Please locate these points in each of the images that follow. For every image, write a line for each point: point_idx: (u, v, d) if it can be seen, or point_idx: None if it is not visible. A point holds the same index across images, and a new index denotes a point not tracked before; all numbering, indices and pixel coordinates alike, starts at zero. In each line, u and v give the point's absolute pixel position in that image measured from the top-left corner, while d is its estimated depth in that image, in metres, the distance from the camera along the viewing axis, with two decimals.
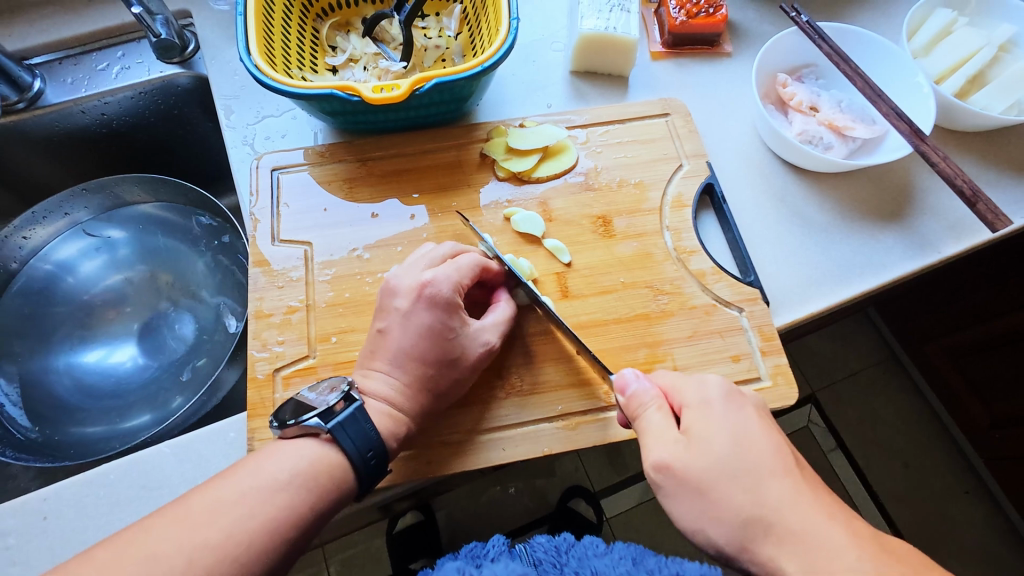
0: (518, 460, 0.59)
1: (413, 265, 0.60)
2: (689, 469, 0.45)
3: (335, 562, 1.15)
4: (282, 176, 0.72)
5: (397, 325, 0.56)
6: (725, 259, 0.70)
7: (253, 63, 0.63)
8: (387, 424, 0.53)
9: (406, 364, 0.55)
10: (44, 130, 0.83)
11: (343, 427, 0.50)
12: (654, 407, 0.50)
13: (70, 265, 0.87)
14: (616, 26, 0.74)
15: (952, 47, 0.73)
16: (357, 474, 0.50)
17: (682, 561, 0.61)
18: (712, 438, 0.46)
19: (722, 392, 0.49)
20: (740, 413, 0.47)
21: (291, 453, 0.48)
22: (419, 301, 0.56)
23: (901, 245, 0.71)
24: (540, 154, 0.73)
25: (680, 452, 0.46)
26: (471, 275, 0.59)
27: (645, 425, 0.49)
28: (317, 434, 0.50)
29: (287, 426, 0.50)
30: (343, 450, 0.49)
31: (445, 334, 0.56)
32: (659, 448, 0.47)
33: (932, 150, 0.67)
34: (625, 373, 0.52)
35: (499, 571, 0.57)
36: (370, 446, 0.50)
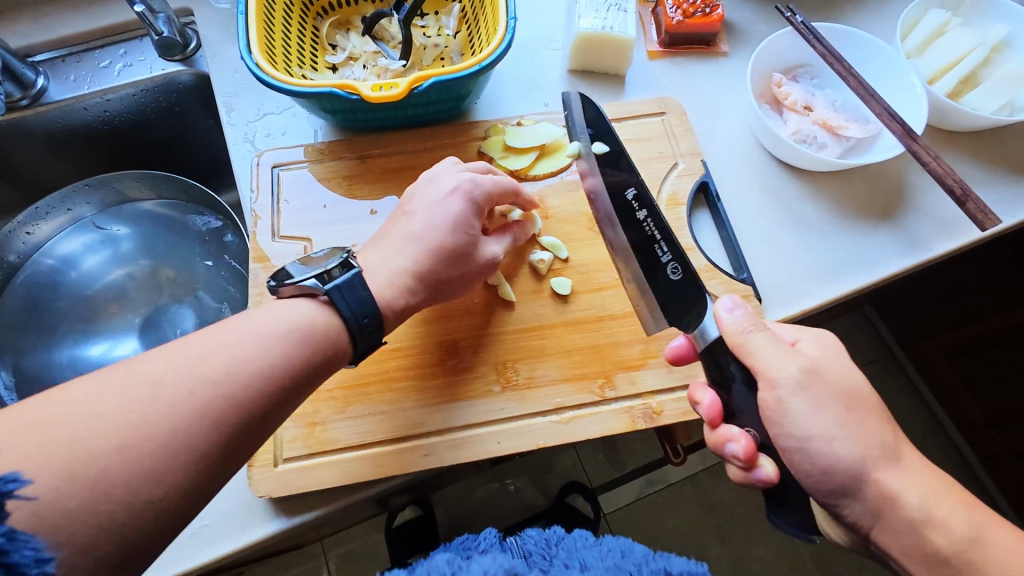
0: (513, 453, 0.60)
1: (443, 168, 0.62)
2: (818, 381, 0.48)
3: (334, 558, 1.16)
4: (282, 173, 0.73)
5: (426, 207, 0.59)
6: (719, 256, 0.71)
7: (254, 61, 0.64)
8: (388, 297, 0.55)
9: (422, 245, 0.57)
10: (47, 127, 0.84)
11: (342, 291, 0.51)
12: (766, 332, 0.52)
13: (73, 260, 0.88)
14: (613, 25, 0.75)
15: (946, 47, 0.74)
16: (351, 333, 0.51)
17: (668, 557, 0.63)
18: (835, 366, 0.50)
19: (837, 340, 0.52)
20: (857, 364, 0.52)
21: (289, 309, 0.50)
22: (455, 195, 0.59)
23: (892, 243, 0.72)
24: (538, 152, 0.74)
25: (806, 367, 0.49)
26: (503, 190, 0.62)
27: (758, 341, 0.51)
28: (313, 297, 0.51)
29: (283, 286, 0.51)
30: (340, 312, 0.51)
31: (466, 231, 0.58)
32: (787, 363, 0.49)
33: (923, 150, 0.68)
34: (724, 299, 0.54)
35: (487, 566, 0.57)
36: (366, 312, 0.52)
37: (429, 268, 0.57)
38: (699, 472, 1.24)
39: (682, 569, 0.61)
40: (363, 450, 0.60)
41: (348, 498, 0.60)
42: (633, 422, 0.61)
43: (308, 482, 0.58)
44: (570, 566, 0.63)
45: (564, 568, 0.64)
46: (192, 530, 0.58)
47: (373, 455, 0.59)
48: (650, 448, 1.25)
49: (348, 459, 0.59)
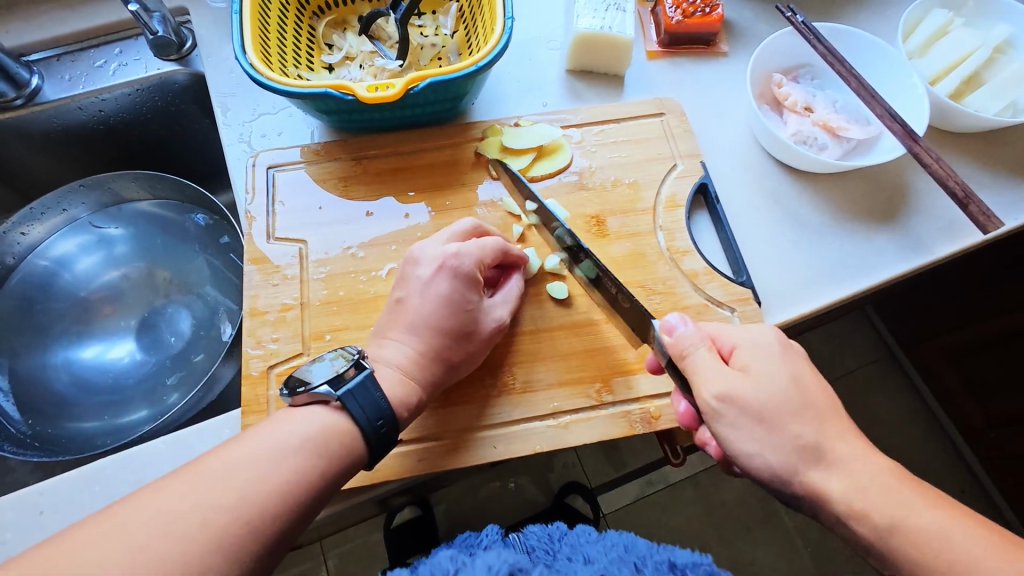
0: (508, 458, 0.59)
1: (425, 245, 0.61)
2: (751, 398, 0.47)
3: (333, 558, 1.16)
4: (277, 174, 0.73)
5: (417, 292, 0.58)
6: (718, 260, 0.71)
7: (249, 62, 0.64)
8: (402, 393, 0.54)
9: (424, 331, 0.56)
10: (41, 127, 0.83)
11: (354, 394, 0.50)
12: (704, 347, 0.51)
13: (67, 261, 0.88)
14: (611, 25, 0.75)
15: (948, 47, 0.73)
16: (367, 442, 0.50)
17: (673, 548, 0.64)
18: (772, 373, 0.48)
19: (778, 339, 0.50)
20: (799, 357, 0.50)
21: (300, 421, 0.49)
22: (441, 275, 0.58)
23: (893, 245, 0.71)
24: (535, 154, 0.73)
25: (739, 383, 0.48)
26: (494, 255, 0.61)
27: (696, 359, 0.50)
28: (327, 403, 0.50)
29: (297, 394, 0.50)
30: (354, 417, 0.50)
31: (462, 306, 0.58)
32: (721, 381, 0.48)
33: (925, 152, 0.67)
34: (671, 318, 0.54)
35: (492, 561, 0.58)
36: (379, 414, 0.51)
37: (435, 350, 0.56)
38: (698, 472, 1.24)
39: (688, 561, 0.62)
40: None
41: (348, 502, 0.60)
42: (630, 426, 0.60)
43: None
44: (574, 560, 0.63)
45: (567, 561, 0.64)
46: None
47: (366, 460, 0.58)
48: (649, 449, 1.24)
49: None
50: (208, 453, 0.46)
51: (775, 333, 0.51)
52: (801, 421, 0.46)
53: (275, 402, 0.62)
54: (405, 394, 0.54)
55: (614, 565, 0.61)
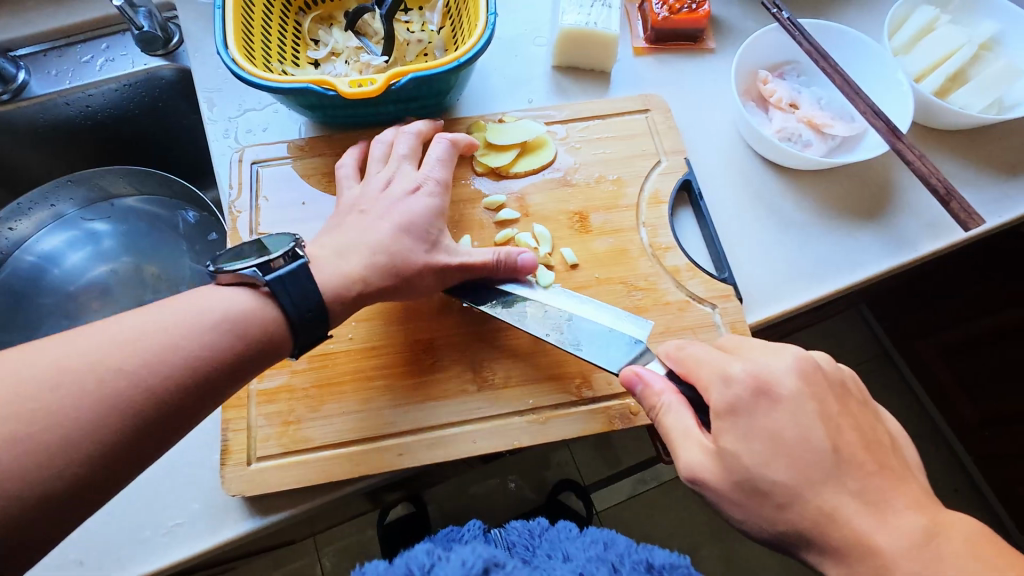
0: (486, 453, 0.59)
1: (399, 166, 0.64)
2: (714, 467, 0.45)
3: (328, 555, 1.17)
4: (261, 169, 0.73)
5: (383, 209, 0.60)
6: (701, 256, 0.71)
7: (230, 57, 0.64)
8: (337, 286, 0.54)
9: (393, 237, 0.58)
10: (29, 122, 0.84)
11: (283, 283, 0.49)
12: (669, 408, 0.50)
13: (55, 257, 0.88)
14: (597, 21, 0.75)
15: (934, 44, 0.73)
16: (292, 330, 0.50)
17: (651, 548, 0.64)
18: (739, 428, 0.44)
19: (744, 378, 0.46)
20: (770, 405, 0.44)
21: (215, 298, 0.48)
22: (414, 196, 0.61)
23: (877, 243, 0.71)
24: (519, 149, 0.73)
25: (705, 446, 0.46)
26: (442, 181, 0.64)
27: (666, 421, 0.50)
28: (254, 286, 0.49)
29: (221, 273, 0.49)
30: (280, 305, 0.49)
31: (424, 232, 0.59)
32: (684, 452, 0.47)
33: (908, 149, 0.66)
34: (627, 371, 0.53)
35: (466, 556, 0.58)
36: (310, 307, 0.50)
37: (374, 280, 0.56)
38: None
39: (665, 561, 0.62)
40: (337, 449, 0.59)
41: (319, 497, 0.59)
42: (610, 422, 0.61)
43: (277, 482, 0.57)
44: (553, 557, 0.64)
45: (547, 558, 0.64)
46: (167, 529, 0.57)
47: (346, 455, 0.59)
48: (641, 446, 1.25)
49: (319, 459, 0.58)
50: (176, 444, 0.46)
51: (746, 378, 0.46)
52: (794, 441, 0.43)
53: (256, 396, 0.60)
54: (336, 297, 0.53)
55: (592, 564, 0.62)
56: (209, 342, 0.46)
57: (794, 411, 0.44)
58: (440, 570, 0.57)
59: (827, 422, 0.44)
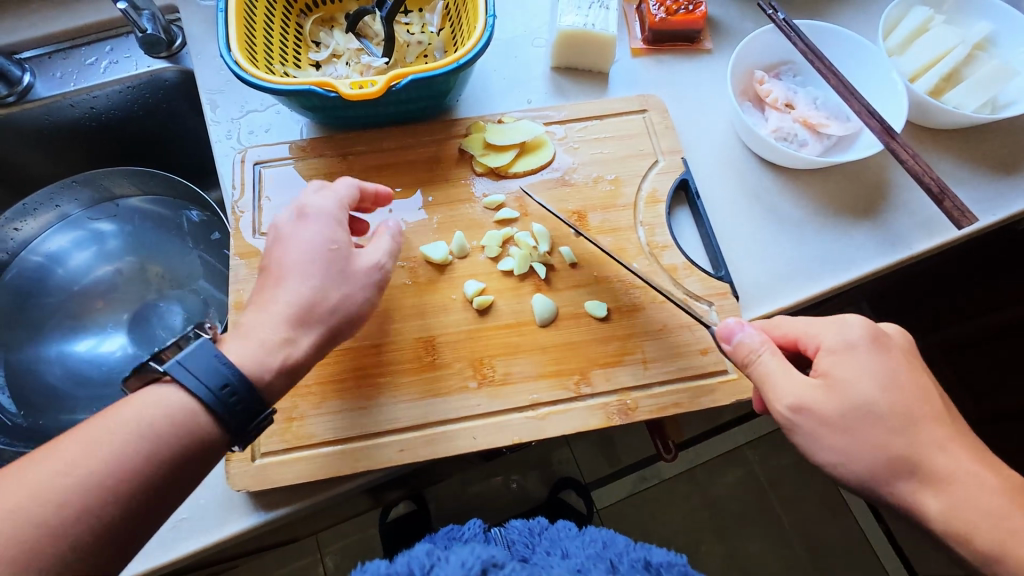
0: (487, 449, 0.60)
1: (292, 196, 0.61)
2: (825, 410, 0.48)
3: (329, 556, 1.17)
4: (264, 170, 0.74)
5: (289, 246, 0.57)
6: (698, 254, 0.72)
7: (233, 59, 0.65)
8: (260, 354, 0.51)
9: (294, 276, 0.55)
10: (34, 123, 0.85)
11: (183, 364, 0.48)
12: (768, 352, 0.52)
13: (61, 257, 0.89)
14: (594, 22, 0.76)
15: (929, 44, 0.74)
16: (219, 419, 0.48)
17: (650, 548, 0.65)
18: (852, 380, 0.49)
19: (866, 334, 0.50)
20: (850, 364, 0.50)
21: (134, 404, 0.46)
22: (301, 223, 0.58)
23: (872, 242, 0.72)
24: (518, 149, 0.74)
25: (811, 394, 0.49)
26: (350, 198, 0.62)
27: (767, 366, 0.51)
28: (158, 379, 0.48)
29: (129, 380, 0.48)
30: (190, 389, 0.47)
31: (330, 248, 0.57)
32: (793, 388, 0.50)
33: (902, 148, 0.67)
34: (729, 322, 0.54)
35: (465, 556, 0.59)
36: (223, 382, 0.48)
37: (305, 322, 0.54)
38: (694, 467, 1.25)
39: (663, 559, 0.63)
40: (338, 446, 0.60)
41: (322, 492, 0.60)
42: (608, 418, 0.62)
43: (280, 477, 0.58)
44: (553, 553, 0.66)
45: (546, 554, 0.66)
46: (173, 524, 0.58)
47: (347, 451, 0.60)
48: (642, 444, 1.26)
49: (320, 455, 0.59)
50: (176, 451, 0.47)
51: (865, 330, 0.51)
52: (877, 389, 0.48)
53: None
54: (267, 363, 0.51)
55: (591, 561, 0.63)
56: (175, 417, 0.46)
57: (875, 370, 0.49)
58: (440, 570, 0.58)
59: (898, 379, 0.49)
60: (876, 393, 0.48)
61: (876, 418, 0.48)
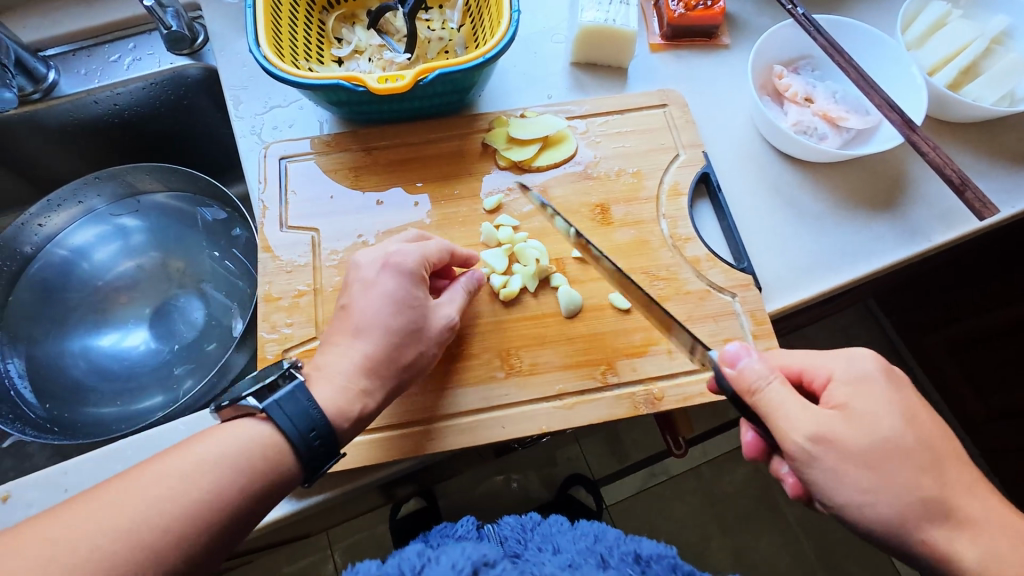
0: (516, 438, 0.61)
1: (391, 243, 0.61)
2: (848, 442, 0.45)
3: (340, 550, 1.18)
4: (289, 164, 0.75)
5: (363, 295, 0.57)
6: (719, 246, 0.72)
7: (262, 54, 0.65)
8: (341, 401, 0.51)
9: (372, 333, 0.54)
10: (58, 120, 0.85)
11: (280, 405, 0.49)
12: (777, 381, 0.49)
13: (85, 251, 0.90)
14: (615, 18, 0.76)
15: (946, 39, 0.74)
16: (298, 458, 0.48)
17: (639, 540, 0.67)
18: (873, 413, 0.46)
19: (876, 366, 0.49)
20: (866, 397, 0.47)
21: (219, 433, 0.47)
22: (384, 272, 0.57)
23: (892, 234, 0.72)
24: (541, 144, 0.75)
25: (835, 425, 0.46)
26: (440, 256, 0.61)
27: (774, 395, 0.48)
28: (251, 413, 0.49)
29: (224, 408, 0.50)
30: (282, 429, 0.48)
31: (411, 302, 0.57)
32: (810, 418, 0.46)
33: (922, 140, 0.68)
34: (734, 347, 0.51)
35: (455, 556, 0.60)
36: (310, 425, 0.49)
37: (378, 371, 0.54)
38: (700, 465, 1.26)
39: (653, 552, 0.65)
40: (369, 435, 0.61)
41: (352, 482, 0.61)
42: (635, 408, 0.62)
43: None
44: (543, 550, 0.67)
45: (538, 551, 0.67)
46: None
47: (379, 440, 0.60)
48: (652, 439, 1.27)
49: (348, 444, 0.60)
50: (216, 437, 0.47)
51: (875, 360, 0.50)
52: (900, 421, 0.46)
53: None
54: (348, 411, 0.52)
55: (581, 556, 0.65)
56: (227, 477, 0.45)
57: (892, 403, 0.47)
58: (430, 570, 0.59)
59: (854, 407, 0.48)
60: (904, 418, 0.46)
61: (853, 429, 0.47)
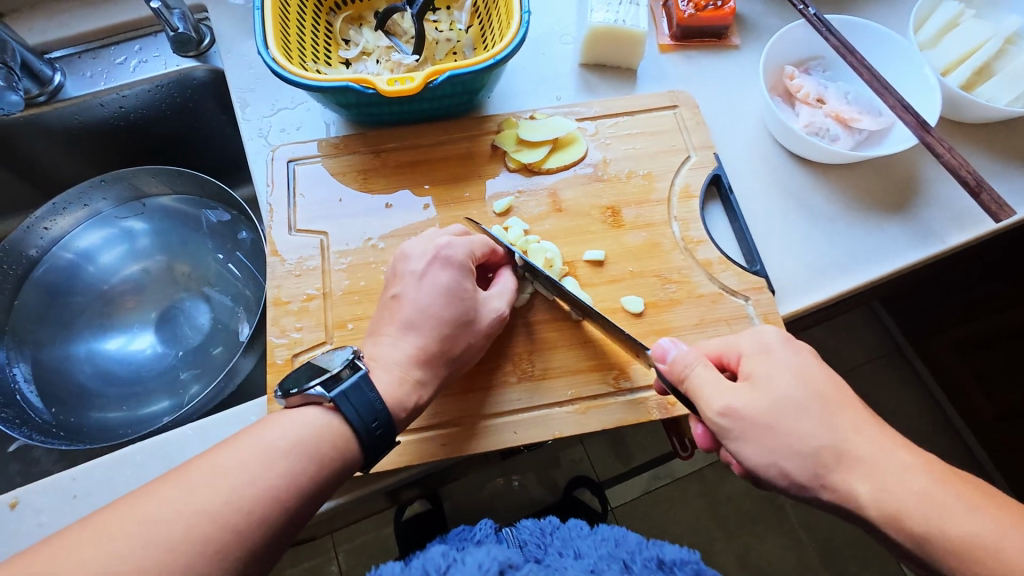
0: (528, 443, 0.61)
1: (435, 235, 0.62)
2: (752, 409, 0.47)
3: (344, 554, 1.18)
4: (297, 167, 0.74)
5: (414, 287, 0.58)
6: (732, 249, 0.72)
7: (271, 56, 0.65)
8: (398, 393, 0.53)
9: (424, 326, 0.56)
10: (64, 124, 0.85)
11: (347, 396, 0.50)
12: (700, 365, 0.52)
13: (91, 255, 0.89)
14: (625, 18, 0.76)
15: (959, 39, 0.74)
16: (362, 445, 0.50)
17: (661, 544, 0.67)
18: (774, 377, 0.49)
19: (779, 336, 0.51)
20: (769, 364, 0.50)
21: (291, 421, 0.48)
22: (433, 266, 0.59)
23: (905, 236, 0.72)
24: (551, 146, 0.74)
25: (740, 396, 0.48)
26: (484, 251, 0.62)
27: (696, 378, 0.51)
28: (319, 404, 0.50)
29: (290, 395, 0.50)
30: (348, 420, 0.49)
31: (461, 296, 0.58)
32: (722, 393, 0.49)
33: (937, 142, 0.67)
34: (662, 343, 0.54)
35: (481, 557, 0.60)
36: (374, 416, 0.50)
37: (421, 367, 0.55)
38: (705, 467, 1.25)
39: (677, 557, 0.65)
40: None
41: (364, 488, 0.61)
42: (647, 413, 0.62)
43: None
44: (565, 554, 0.66)
45: (559, 556, 0.66)
46: None
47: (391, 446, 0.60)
48: (658, 442, 1.26)
49: None
50: (227, 444, 0.47)
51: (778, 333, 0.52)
52: (797, 380, 0.48)
53: None
54: (404, 402, 0.54)
55: (604, 562, 0.65)
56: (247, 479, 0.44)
57: (791, 365, 0.49)
58: (457, 571, 0.59)
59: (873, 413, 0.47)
60: (801, 378, 0.48)
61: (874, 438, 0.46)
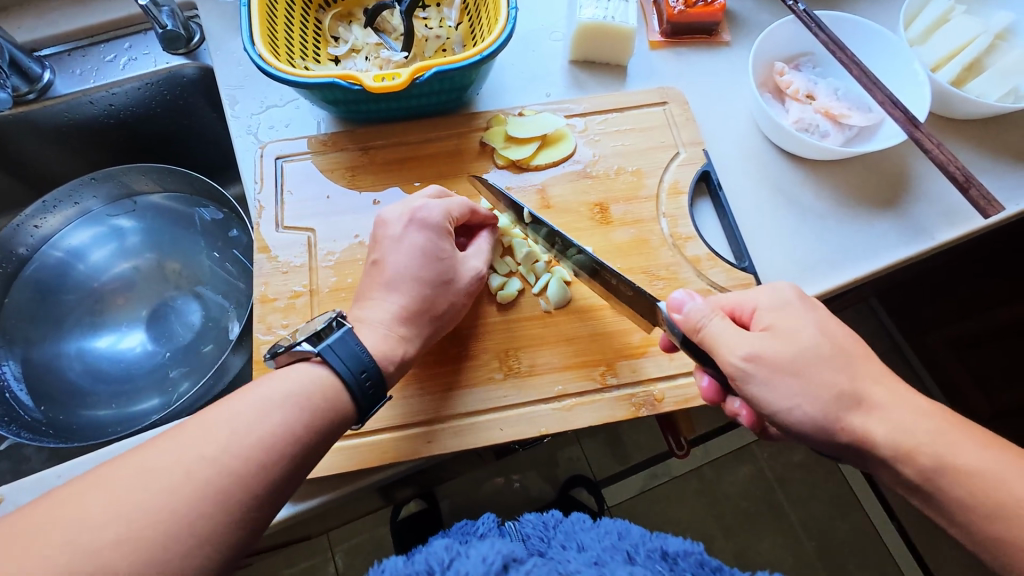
0: (514, 441, 0.60)
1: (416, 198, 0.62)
2: (779, 357, 0.48)
3: (340, 552, 1.17)
4: (285, 164, 0.74)
5: (393, 250, 0.58)
6: (721, 246, 0.71)
7: (257, 52, 0.65)
8: (384, 348, 0.54)
9: (404, 286, 0.57)
10: (53, 122, 0.85)
11: (333, 348, 0.50)
12: (717, 317, 0.51)
13: (81, 252, 0.89)
14: (614, 15, 0.75)
15: (949, 34, 0.73)
16: (354, 399, 0.50)
17: (664, 536, 0.67)
18: (797, 328, 0.50)
19: (795, 293, 0.53)
20: (789, 318, 0.51)
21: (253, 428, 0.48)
22: (411, 227, 0.59)
23: (895, 232, 0.71)
24: (539, 142, 0.74)
25: (766, 345, 0.49)
26: (462, 211, 0.62)
27: (713, 328, 0.51)
28: (307, 359, 0.50)
29: (278, 355, 0.51)
30: (335, 370, 0.50)
31: (439, 255, 0.59)
32: (744, 342, 0.49)
33: (926, 137, 0.67)
34: (677, 295, 0.54)
35: (485, 550, 0.62)
36: (362, 366, 0.50)
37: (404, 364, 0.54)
38: (700, 466, 1.25)
39: (679, 549, 0.65)
40: (366, 438, 0.60)
41: (347, 486, 0.60)
42: (635, 409, 0.61)
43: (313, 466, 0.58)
44: (568, 547, 0.66)
45: (562, 549, 0.66)
46: None
47: (375, 444, 0.59)
48: (653, 441, 1.26)
49: (341, 447, 0.59)
50: None
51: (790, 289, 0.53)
52: (818, 331, 0.49)
53: None
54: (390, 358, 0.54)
55: (607, 553, 0.65)
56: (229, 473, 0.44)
57: (811, 319, 0.50)
58: (460, 565, 0.61)
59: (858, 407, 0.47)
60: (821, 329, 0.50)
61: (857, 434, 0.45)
